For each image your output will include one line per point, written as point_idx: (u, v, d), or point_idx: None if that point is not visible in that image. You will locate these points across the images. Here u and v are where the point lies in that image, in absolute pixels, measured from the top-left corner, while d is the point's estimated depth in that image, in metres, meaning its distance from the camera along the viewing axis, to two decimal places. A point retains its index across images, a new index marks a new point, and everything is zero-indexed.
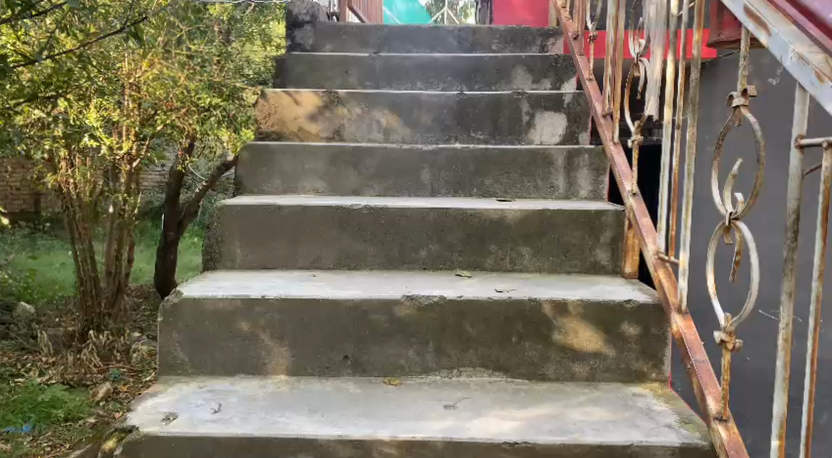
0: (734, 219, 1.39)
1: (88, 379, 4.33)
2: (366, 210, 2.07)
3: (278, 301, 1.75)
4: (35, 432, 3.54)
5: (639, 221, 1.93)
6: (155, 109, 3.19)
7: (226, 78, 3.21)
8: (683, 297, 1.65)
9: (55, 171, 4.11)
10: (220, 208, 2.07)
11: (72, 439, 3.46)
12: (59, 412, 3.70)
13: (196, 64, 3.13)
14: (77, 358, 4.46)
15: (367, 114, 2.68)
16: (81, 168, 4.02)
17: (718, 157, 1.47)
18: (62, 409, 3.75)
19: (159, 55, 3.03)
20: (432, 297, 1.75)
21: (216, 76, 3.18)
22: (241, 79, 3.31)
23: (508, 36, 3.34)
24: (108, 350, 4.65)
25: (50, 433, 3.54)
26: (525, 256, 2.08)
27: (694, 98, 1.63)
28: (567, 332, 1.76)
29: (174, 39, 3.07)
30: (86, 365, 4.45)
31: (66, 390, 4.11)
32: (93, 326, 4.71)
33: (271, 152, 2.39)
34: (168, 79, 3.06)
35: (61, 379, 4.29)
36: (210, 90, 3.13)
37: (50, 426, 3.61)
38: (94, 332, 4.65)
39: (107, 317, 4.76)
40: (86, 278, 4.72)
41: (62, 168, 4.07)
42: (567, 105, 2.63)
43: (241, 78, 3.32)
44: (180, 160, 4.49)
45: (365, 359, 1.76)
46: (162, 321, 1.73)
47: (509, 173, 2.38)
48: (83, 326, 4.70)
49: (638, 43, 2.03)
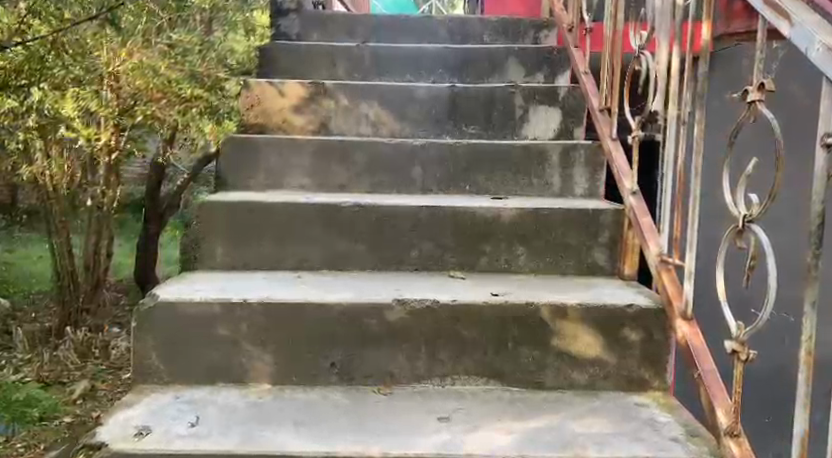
0: (748, 221, 1.30)
1: (65, 377, 4.27)
2: (355, 208, 1.97)
3: (261, 306, 1.65)
4: (9, 433, 3.46)
5: (639, 220, 1.85)
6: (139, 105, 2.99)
7: (211, 69, 2.81)
8: (689, 302, 1.57)
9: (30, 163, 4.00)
10: (202, 205, 1.96)
11: (46, 439, 3.40)
12: (34, 412, 3.61)
13: (180, 54, 2.69)
14: (53, 355, 4.47)
15: (354, 108, 2.57)
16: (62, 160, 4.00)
17: (731, 155, 1.39)
18: (36, 408, 3.67)
19: (140, 44, 2.60)
20: (425, 302, 1.66)
21: (200, 65, 2.76)
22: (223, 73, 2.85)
23: (500, 27, 3.24)
24: (87, 347, 4.60)
25: (26, 434, 3.46)
26: (520, 257, 1.99)
27: (704, 93, 1.54)
28: (565, 338, 1.67)
29: (156, 26, 2.64)
30: (63, 363, 4.40)
31: (42, 389, 4.06)
32: (71, 323, 4.76)
33: (254, 145, 2.28)
34: (150, 71, 2.64)
35: (36, 377, 4.23)
36: (193, 81, 2.76)
37: (25, 427, 3.52)
38: (71, 328, 4.68)
39: (85, 313, 4.81)
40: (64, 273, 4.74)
41: (38, 162, 3.96)
42: (562, 99, 2.53)
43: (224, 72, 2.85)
44: (163, 151, 4.45)
45: (355, 366, 1.66)
46: (137, 326, 1.63)
47: (502, 170, 2.29)
48: (62, 320, 4.75)
49: (639, 34, 1.96)
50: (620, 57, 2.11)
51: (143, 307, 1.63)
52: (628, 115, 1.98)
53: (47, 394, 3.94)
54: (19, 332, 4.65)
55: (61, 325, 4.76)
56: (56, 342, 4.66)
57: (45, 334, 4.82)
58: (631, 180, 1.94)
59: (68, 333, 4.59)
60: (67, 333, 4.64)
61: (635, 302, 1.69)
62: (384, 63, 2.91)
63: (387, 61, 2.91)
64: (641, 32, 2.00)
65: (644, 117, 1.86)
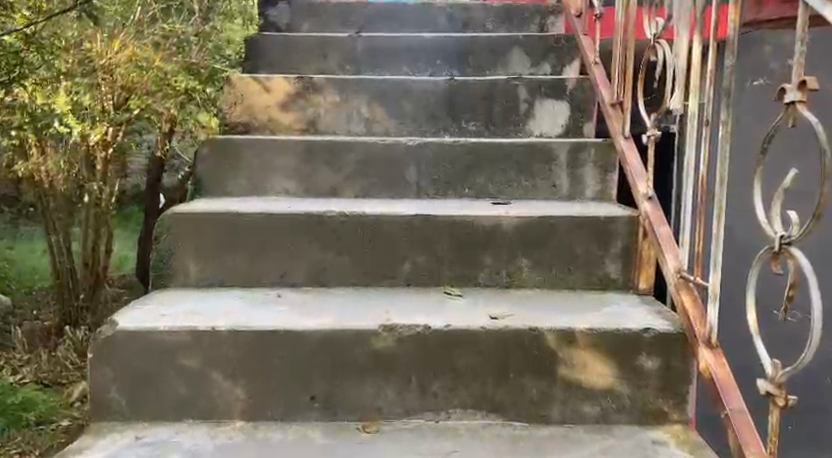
0: (787, 244, 1.11)
1: (64, 377, 4.44)
2: (341, 218, 1.80)
3: (233, 335, 1.47)
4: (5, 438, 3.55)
5: (656, 231, 1.67)
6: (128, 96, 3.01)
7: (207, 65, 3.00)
8: (714, 328, 1.38)
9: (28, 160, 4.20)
10: (173, 217, 1.78)
11: (41, 445, 3.54)
12: (30, 417, 3.73)
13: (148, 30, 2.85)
14: (52, 356, 4.65)
15: (346, 104, 2.38)
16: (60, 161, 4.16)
17: (764, 164, 1.20)
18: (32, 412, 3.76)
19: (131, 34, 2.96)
20: (416, 328, 1.48)
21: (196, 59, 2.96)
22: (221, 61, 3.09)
23: (503, 14, 3.02)
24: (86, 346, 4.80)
25: (20, 439, 3.53)
26: (524, 270, 1.80)
27: (731, 88, 1.33)
28: (574, 366, 1.48)
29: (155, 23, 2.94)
30: (61, 362, 4.59)
31: (40, 390, 4.20)
32: (71, 321, 5.01)
33: (234, 147, 2.10)
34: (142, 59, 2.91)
35: (35, 378, 4.40)
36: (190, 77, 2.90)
37: (21, 431, 3.64)
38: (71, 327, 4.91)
39: (85, 311, 5.05)
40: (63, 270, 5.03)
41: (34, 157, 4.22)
42: (570, 93, 2.34)
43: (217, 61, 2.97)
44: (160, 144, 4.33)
45: (338, 399, 1.49)
46: (94, 356, 1.47)
47: (504, 171, 2.10)
48: (62, 319, 5.00)
49: (655, 21, 1.76)
50: (634, 46, 1.92)
51: (101, 336, 1.47)
52: (643, 111, 1.78)
53: (46, 395, 4.11)
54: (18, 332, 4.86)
55: (61, 324, 5.01)
56: (57, 341, 4.91)
57: (45, 333, 5.03)
58: (646, 184, 1.76)
59: (67, 333, 4.80)
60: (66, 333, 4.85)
61: (652, 326, 1.50)
62: (379, 53, 2.69)
63: (383, 52, 2.69)
64: (656, 18, 1.80)
65: (659, 114, 1.66)
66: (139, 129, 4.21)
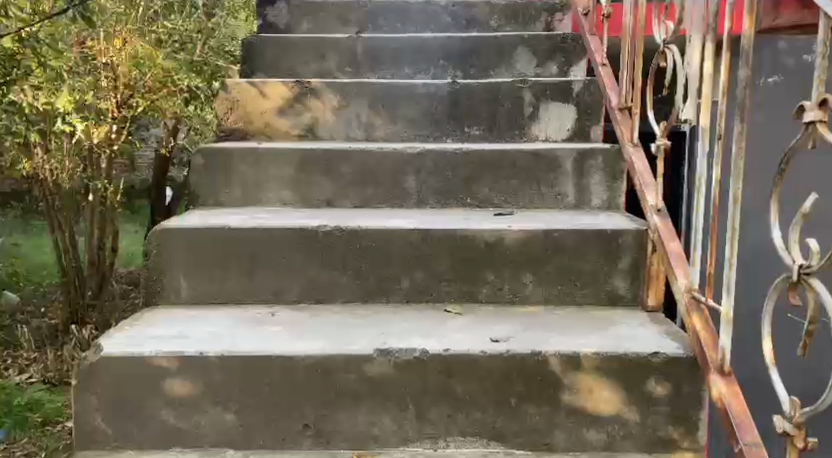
0: (807, 275, 1.03)
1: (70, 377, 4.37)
2: (337, 233, 1.73)
3: (221, 361, 1.41)
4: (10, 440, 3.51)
5: (665, 246, 1.59)
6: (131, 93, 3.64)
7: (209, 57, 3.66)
8: (726, 355, 1.30)
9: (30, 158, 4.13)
10: (162, 232, 1.72)
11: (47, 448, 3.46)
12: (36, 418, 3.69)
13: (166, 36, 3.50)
14: (57, 355, 4.52)
15: (345, 108, 2.31)
16: (63, 157, 4.15)
17: (780, 186, 1.12)
18: (37, 414, 3.76)
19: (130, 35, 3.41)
20: (413, 353, 1.41)
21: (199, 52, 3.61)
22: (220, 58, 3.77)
23: (509, 12, 2.93)
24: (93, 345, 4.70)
25: (26, 441, 3.51)
26: (527, 286, 1.73)
27: (745, 102, 1.25)
28: (579, 391, 1.41)
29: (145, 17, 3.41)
30: (66, 361, 4.46)
31: (47, 390, 4.15)
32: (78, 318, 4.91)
33: (229, 156, 2.03)
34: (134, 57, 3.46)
35: (42, 378, 4.34)
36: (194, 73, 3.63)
37: (26, 433, 3.59)
38: (78, 326, 4.80)
39: (92, 309, 4.94)
40: (68, 268, 4.94)
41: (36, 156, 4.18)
42: (577, 96, 2.26)
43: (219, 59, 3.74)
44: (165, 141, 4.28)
45: (331, 428, 1.43)
46: (78, 384, 1.41)
47: (508, 179, 2.03)
48: (68, 316, 4.90)
49: (664, 25, 1.68)
50: (643, 49, 1.83)
51: (85, 363, 1.41)
52: (652, 120, 1.70)
53: (53, 396, 4.06)
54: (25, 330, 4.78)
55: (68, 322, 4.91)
56: (63, 340, 4.80)
57: (52, 332, 4.95)
58: (656, 196, 1.68)
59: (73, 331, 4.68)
60: (73, 331, 4.74)
61: (661, 349, 1.42)
62: (379, 55, 2.62)
63: (383, 54, 2.62)
64: (666, 21, 1.71)
65: (670, 123, 1.58)
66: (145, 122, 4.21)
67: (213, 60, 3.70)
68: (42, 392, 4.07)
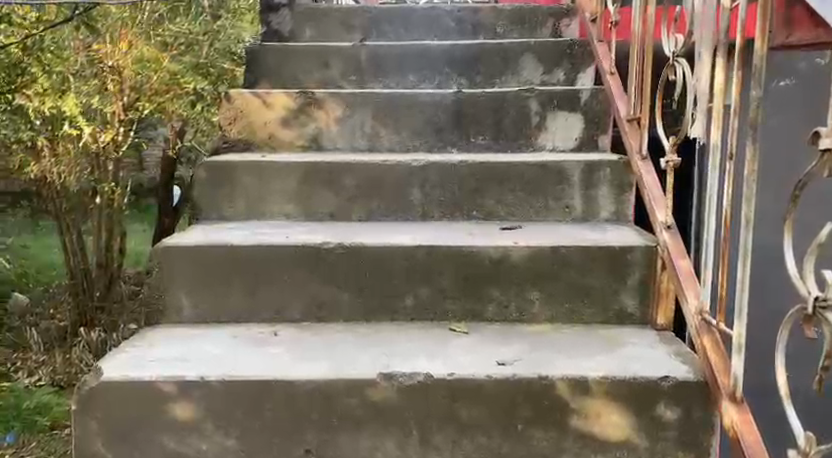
0: (822, 308, 1.00)
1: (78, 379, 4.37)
2: (340, 250, 1.70)
3: (222, 385, 1.39)
4: (18, 445, 3.52)
5: (675, 264, 1.55)
6: (138, 94, 3.47)
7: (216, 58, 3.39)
8: (739, 381, 1.27)
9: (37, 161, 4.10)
10: (163, 250, 1.70)
11: (54, 452, 3.46)
12: (44, 422, 3.70)
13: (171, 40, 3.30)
14: (66, 358, 4.59)
15: (349, 118, 2.28)
16: (73, 165, 4.09)
17: (794, 212, 1.09)
18: (47, 417, 3.77)
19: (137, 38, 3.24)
20: (417, 377, 1.38)
21: (203, 54, 3.37)
22: (223, 59, 3.41)
23: (515, 17, 2.89)
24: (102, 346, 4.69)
25: (34, 445, 3.52)
26: (534, 303, 1.70)
27: (757, 122, 1.21)
28: (587, 416, 1.38)
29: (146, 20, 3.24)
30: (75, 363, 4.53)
31: (54, 393, 4.15)
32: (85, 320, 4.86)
33: (232, 169, 2.01)
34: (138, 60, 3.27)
35: (50, 380, 4.35)
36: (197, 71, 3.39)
37: (35, 436, 3.60)
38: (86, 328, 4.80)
39: (100, 310, 4.91)
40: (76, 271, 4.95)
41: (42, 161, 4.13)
42: (585, 104, 2.23)
43: (224, 58, 3.41)
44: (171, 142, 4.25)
45: (333, 452, 1.41)
46: (77, 409, 1.38)
47: (514, 192, 2.00)
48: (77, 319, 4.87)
49: (673, 37, 1.64)
50: (651, 60, 1.79)
51: (85, 388, 1.38)
52: (661, 134, 1.66)
53: (61, 398, 4.06)
54: (33, 332, 4.78)
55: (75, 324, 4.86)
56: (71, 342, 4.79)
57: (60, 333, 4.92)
58: (665, 212, 1.65)
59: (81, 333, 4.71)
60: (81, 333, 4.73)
61: (671, 372, 1.39)
62: (383, 63, 2.59)
63: (387, 61, 2.59)
64: (675, 31, 1.67)
65: (679, 139, 1.54)
66: (152, 120, 4.13)
67: (219, 61, 3.40)
68: (49, 394, 4.07)
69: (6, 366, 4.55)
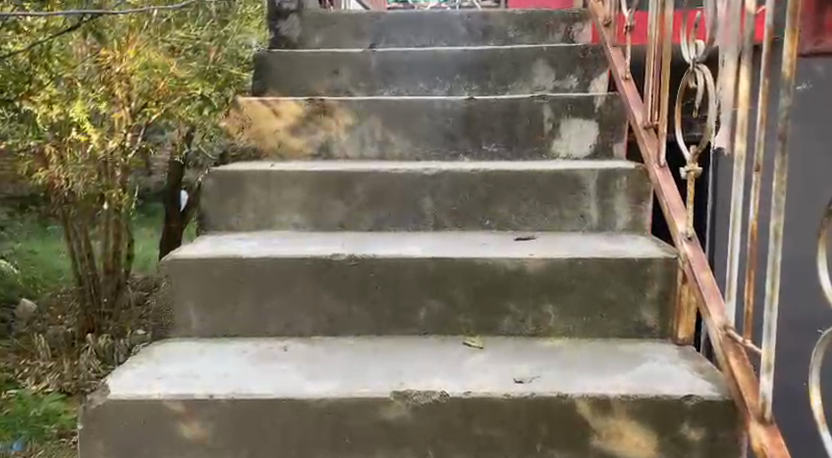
0: None
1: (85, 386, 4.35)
2: (351, 262, 1.67)
3: (230, 404, 1.35)
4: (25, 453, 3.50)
5: (697, 277, 1.51)
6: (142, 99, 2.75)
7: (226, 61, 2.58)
8: (767, 401, 1.22)
9: (45, 166, 3.99)
10: (171, 263, 1.66)
11: None
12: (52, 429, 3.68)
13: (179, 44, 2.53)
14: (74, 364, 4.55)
15: (359, 125, 2.24)
16: (78, 170, 3.92)
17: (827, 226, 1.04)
18: (54, 425, 3.74)
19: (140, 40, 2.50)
20: (432, 396, 1.34)
21: (214, 58, 2.58)
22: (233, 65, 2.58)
23: (526, 21, 2.86)
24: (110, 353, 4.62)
25: (41, 453, 3.49)
26: (551, 316, 1.65)
27: (787, 133, 1.17)
28: (607, 436, 1.34)
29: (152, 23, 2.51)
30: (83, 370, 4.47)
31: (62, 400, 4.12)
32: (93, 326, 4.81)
33: (240, 179, 1.97)
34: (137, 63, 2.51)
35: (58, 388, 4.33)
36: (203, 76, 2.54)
37: (42, 444, 3.57)
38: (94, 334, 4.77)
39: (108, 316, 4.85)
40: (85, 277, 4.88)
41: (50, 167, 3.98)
42: (599, 110, 2.18)
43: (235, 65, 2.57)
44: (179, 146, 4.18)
45: None
46: (83, 428, 1.35)
47: (528, 200, 1.95)
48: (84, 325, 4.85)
49: (693, 43, 1.59)
50: (669, 65, 1.74)
51: (91, 406, 1.34)
52: (681, 142, 1.61)
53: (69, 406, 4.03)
54: (41, 339, 4.76)
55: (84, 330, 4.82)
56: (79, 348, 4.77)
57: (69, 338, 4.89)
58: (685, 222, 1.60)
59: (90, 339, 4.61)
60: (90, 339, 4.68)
61: (695, 390, 1.34)
62: (392, 69, 2.55)
63: (396, 67, 2.56)
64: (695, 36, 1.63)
65: (700, 149, 1.50)
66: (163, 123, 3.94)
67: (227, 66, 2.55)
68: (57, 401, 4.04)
69: (13, 372, 4.53)
